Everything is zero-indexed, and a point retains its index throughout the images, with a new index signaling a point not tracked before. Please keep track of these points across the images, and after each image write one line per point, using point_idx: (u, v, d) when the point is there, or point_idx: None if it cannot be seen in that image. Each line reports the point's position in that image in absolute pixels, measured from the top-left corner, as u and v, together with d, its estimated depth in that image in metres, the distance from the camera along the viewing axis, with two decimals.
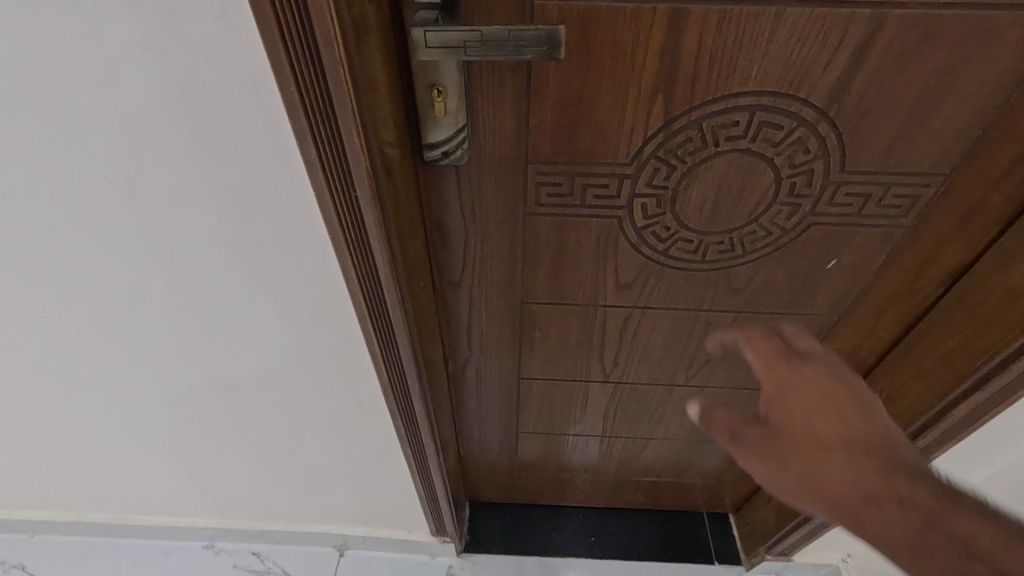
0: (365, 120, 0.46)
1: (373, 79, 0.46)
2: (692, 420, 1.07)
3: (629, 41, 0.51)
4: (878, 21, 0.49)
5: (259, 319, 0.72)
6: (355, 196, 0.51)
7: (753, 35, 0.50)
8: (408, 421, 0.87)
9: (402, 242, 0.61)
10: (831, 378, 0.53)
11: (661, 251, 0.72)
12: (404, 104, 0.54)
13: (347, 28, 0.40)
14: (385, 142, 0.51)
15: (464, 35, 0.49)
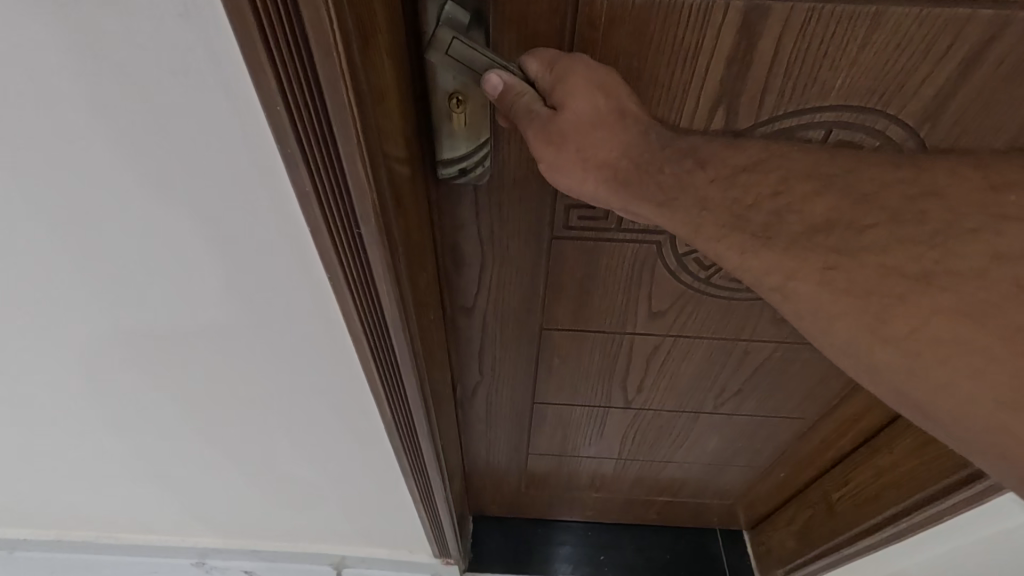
0: (371, 146, 0.37)
1: (381, 93, 0.37)
2: (716, 445, 1.00)
3: (691, 45, 0.42)
4: (1001, 25, 0.40)
5: (252, 351, 0.65)
6: (359, 233, 0.42)
7: (843, 39, 0.41)
8: (413, 456, 0.80)
9: (411, 275, 0.52)
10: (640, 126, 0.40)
11: (703, 278, 0.64)
12: (416, 116, 0.45)
13: (349, 35, 0.31)
14: (395, 165, 0.42)
15: (494, 64, 0.40)
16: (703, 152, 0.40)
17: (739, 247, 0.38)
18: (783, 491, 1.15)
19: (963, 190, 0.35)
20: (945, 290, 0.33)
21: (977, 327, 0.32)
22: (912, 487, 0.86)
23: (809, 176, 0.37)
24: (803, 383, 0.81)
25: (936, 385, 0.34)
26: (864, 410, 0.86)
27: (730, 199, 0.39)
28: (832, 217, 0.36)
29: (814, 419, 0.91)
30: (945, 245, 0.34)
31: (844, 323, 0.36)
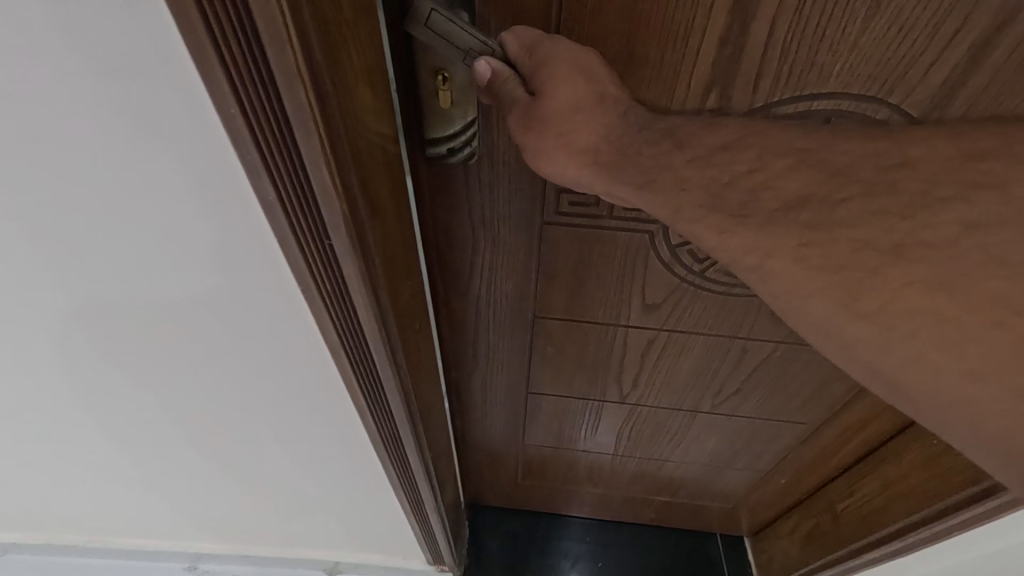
0: (341, 149, 0.30)
1: (350, 79, 0.30)
2: (714, 446, 0.98)
3: (681, 26, 0.41)
4: (1011, 9, 0.37)
5: (228, 376, 0.58)
6: (329, 245, 0.35)
7: (842, 22, 0.40)
8: (402, 472, 0.75)
9: (395, 287, 0.46)
10: (619, 104, 0.40)
11: (697, 272, 0.62)
12: (384, 97, 0.38)
13: (306, 26, 0.24)
14: (368, 160, 0.35)
15: (474, 41, 0.39)
16: (681, 134, 0.39)
17: (717, 227, 0.37)
18: (785, 497, 1.13)
19: (937, 160, 0.33)
20: (916, 260, 0.32)
21: (949, 299, 0.32)
22: (920, 502, 0.82)
23: (789, 152, 0.36)
24: (804, 388, 0.79)
25: (906, 359, 0.33)
26: (869, 419, 0.83)
27: (709, 177, 0.38)
28: (808, 193, 0.35)
29: (816, 424, 0.88)
30: (922, 217, 0.32)
31: (820, 299, 0.35)
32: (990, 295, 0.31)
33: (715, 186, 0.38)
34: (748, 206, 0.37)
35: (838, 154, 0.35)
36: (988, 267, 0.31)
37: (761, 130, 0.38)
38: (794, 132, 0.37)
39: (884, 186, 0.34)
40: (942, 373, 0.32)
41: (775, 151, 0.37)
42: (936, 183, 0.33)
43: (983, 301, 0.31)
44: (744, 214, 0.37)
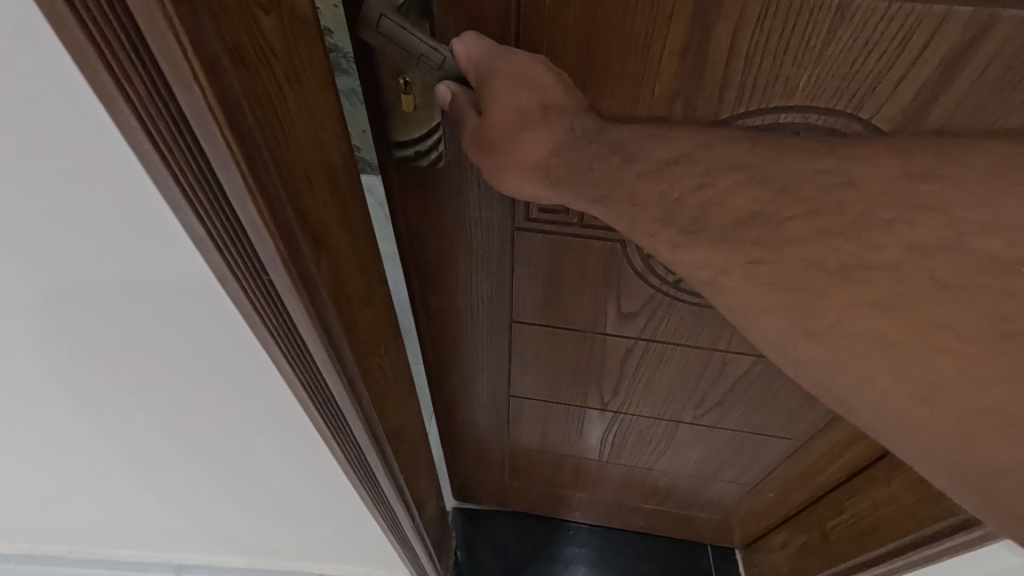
0: (270, 180, 0.28)
1: (278, 105, 0.28)
2: (699, 457, 0.97)
3: (643, 34, 0.40)
4: (984, 24, 0.36)
5: (190, 420, 0.53)
6: (268, 281, 0.32)
7: (807, 35, 0.38)
8: (386, 507, 0.71)
9: (354, 317, 0.43)
10: (574, 114, 0.40)
11: (671, 283, 0.62)
12: (330, 122, 0.35)
13: (214, 52, 0.22)
14: (308, 187, 0.33)
15: (426, 47, 0.39)
16: (632, 146, 0.39)
17: (670, 242, 0.37)
18: (775, 512, 1.11)
19: (883, 179, 0.32)
20: (860, 283, 0.31)
21: (895, 323, 0.30)
22: (909, 524, 0.80)
23: (737, 167, 0.35)
24: (788, 403, 0.77)
25: (853, 380, 0.31)
26: (856, 438, 0.81)
27: (660, 193, 0.37)
28: (755, 211, 0.34)
29: (803, 441, 0.86)
30: (866, 238, 0.31)
31: (771, 318, 0.33)
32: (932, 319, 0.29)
33: (666, 202, 0.37)
34: (699, 223, 0.36)
35: (788, 172, 0.34)
36: (931, 292, 0.29)
37: (711, 144, 0.37)
38: (744, 145, 0.36)
39: (829, 208, 0.32)
40: (885, 398, 0.30)
41: (723, 165, 0.36)
42: (882, 209, 0.31)
43: (927, 325, 0.29)
44: (696, 230, 0.36)
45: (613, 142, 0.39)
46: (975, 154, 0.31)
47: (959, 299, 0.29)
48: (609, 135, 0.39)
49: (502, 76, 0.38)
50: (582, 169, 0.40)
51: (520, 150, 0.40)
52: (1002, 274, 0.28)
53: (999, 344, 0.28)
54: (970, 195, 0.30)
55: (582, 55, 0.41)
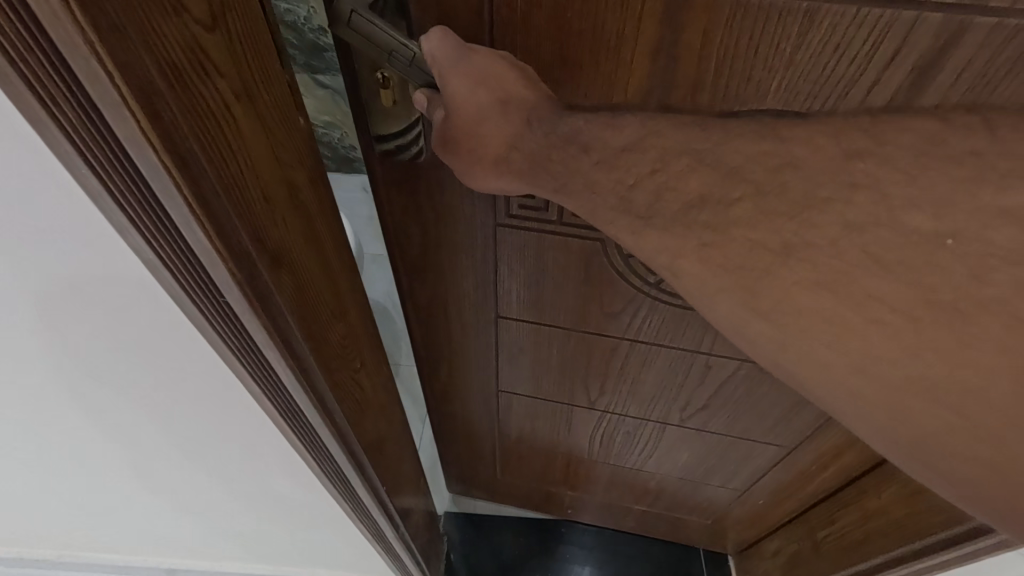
0: (218, 201, 0.28)
1: (224, 126, 0.28)
2: (686, 460, 0.97)
3: (613, 34, 0.40)
4: (956, 30, 0.35)
5: (160, 445, 0.52)
6: (224, 301, 0.32)
7: (776, 38, 0.38)
8: (371, 521, 0.70)
9: (323, 330, 0.43)
10: (538, 104, 0.40)
11: (651, 284, 0.62)
12: (286, 140, 0.35)
13: (144, 75, 0.22)
14: (264, 205, 0.32)
15: (396, 43, 0.40)
16: (587, 137, 0.39)
17: (629, 228, 0.39)
18: (766, 519, 1.10)
19: (821, 160, 0.32)
20: (801, 259, 0.33)
21: (832, 298, 0.32)
22: (897, 537, 0.79)
23: (685, 152, 0.36)
24: (775, 408, 0.77)
25: (801, 356, 0.34)
26: (843, 447, 0.80)
27: (615, 180, 0.38)
28: (705, 193, 0.35)
29: (791, 448, 0.86)
30: (805, 215, 0.32)
31: (720, 300, 0.36)
32: (870, 293, 0.31)
33: (623, 191, 0.38)
34: (654, 209, 0.37)
35: (737, 158, 0.35)
36: (865, 263, 0.31)
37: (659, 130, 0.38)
38: (698, 134, 0.37)
39: (770, 182, 0.33)
40: (830, 370, 0.33)
41: (672, 150, 0.37)
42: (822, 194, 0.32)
43: (860, 296, 0.31)
44: (651, 215, 0.37)
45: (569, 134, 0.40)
46: (907, 130, 0.32)
47: (890, 273, 0.31)
48: (570, 123, 0.40)
49: (468, 75, 0.39)
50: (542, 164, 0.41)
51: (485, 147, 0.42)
52: (925, 247, 0.30)
53: (924, 312, 0.30)
54: (898, 172, 0.31)
55: (553, 53, 0.42)
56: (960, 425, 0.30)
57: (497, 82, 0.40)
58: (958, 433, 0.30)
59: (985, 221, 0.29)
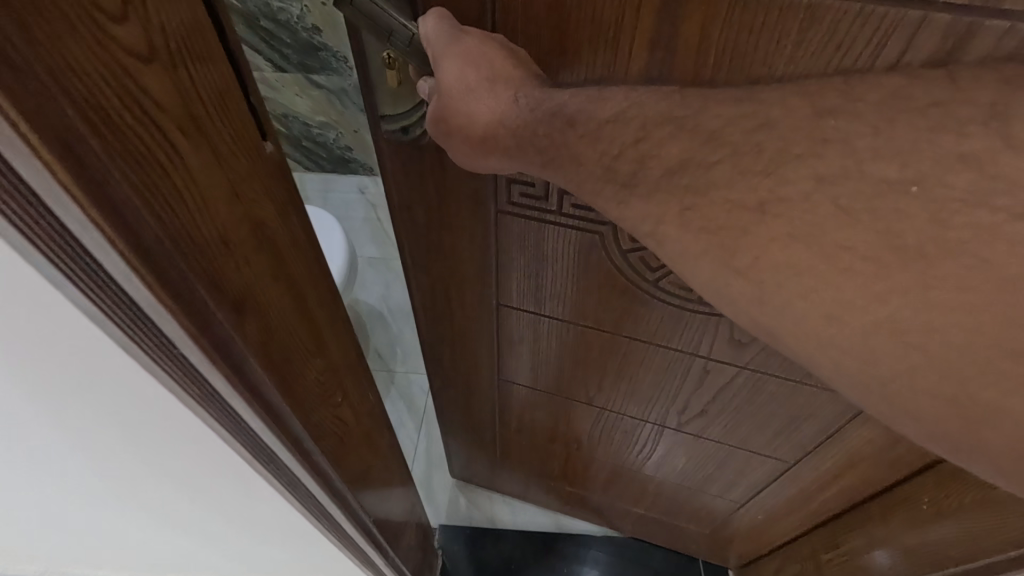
0: (158, 244, 0.28)
1: (162, 166, 0.28)
2: (685, 465, 0.95)
3: (610, 22, 0.40)
4: (964, 32, 0.33)
5: (124, 479, 0.50)
6: (177, 350, 0.32)
7: (776, 34, 0.37)
8: (355, 549, 0.68)
9: (289, 359, 0.43)
10: (526, 77, 0.42)
11: (651, 280, 0.61)
12: (246, 177, 0.35)
13: (67, 120, 0.23)
14: (217, 244, 0.33)
15: (398, 26, 0.43)
16: (570, 110, 0.39)
17: (616, 198, 0.39)
18: (767, 538, 1.06)
19: (795, 119, 0.33)
20: (777, 216, 0.32)
21: (806, 249, 0.32)
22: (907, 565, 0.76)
23: (666, 121, 0.36)
24: (777, 419, 0.75)
25: (772, 310, 0.34)
26: (847, 463, 0.77)
27: (599, 152, 0.38)
28: (686, 159, 0.35)
29: (790, 463, 0.84)
30: (780, 172, 0.32)
31: (704, 262, 0.36)
32: (843, 246, 0.31)
33: (607, 155, 0.38)
34: (637, 174, 0.37)
35: (721, 126, 0.34)
36: (841, 218, 0.31)
37: (638, 103, 0.38)
38: (682, 108, 0.36)
39: (747, 146, 0.33)
40: (799, 320, 0.33)
41: (654, 120, 0.37)
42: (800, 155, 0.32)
43: (833, 251, 0.31)
44: (635, 182, 0.37)
45: (553, 110, 0.40)
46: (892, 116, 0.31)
47: (859, 223, 0.30)
48: (557, 98, 0.40)
49: (463, 56, 0.41)
50: (533, 145, 0.41)
51: (483, 134, 0.43)
52: (893, 194, 0.30)
53: (892, 258, 0.30)
54: (868, 126, 0.31)
55: (551, 37, 0.42)
56: (920, 364, 0.30)
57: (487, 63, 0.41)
58: (920, 371, 0.30)
59: (947, 166, 0.29)
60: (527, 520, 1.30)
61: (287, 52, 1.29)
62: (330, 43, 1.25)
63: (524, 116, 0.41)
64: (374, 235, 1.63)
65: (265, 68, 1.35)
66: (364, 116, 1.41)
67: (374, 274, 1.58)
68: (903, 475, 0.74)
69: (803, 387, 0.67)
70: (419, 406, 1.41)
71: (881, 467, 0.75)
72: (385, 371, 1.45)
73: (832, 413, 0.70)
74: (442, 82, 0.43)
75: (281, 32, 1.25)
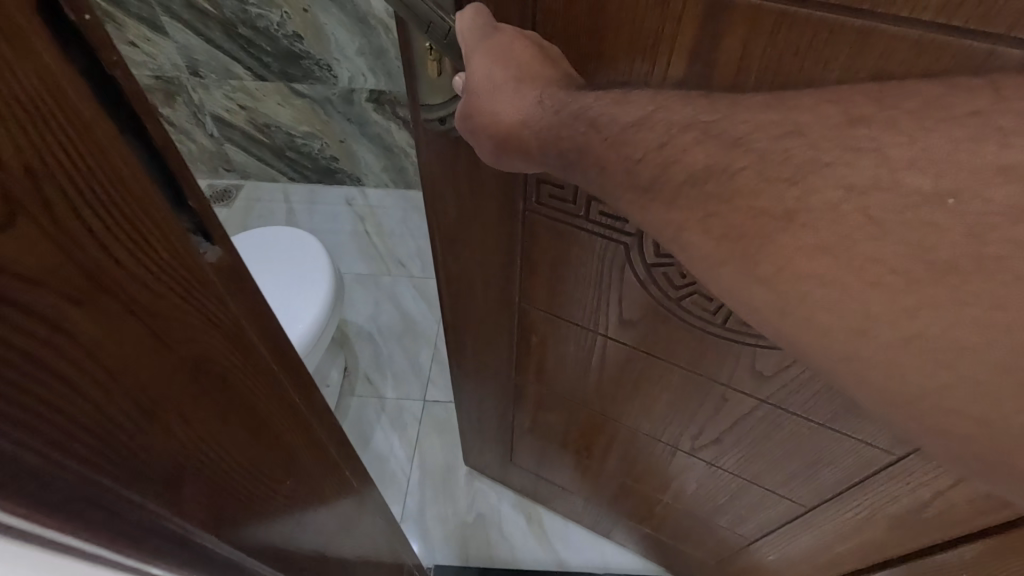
0: (55, 446, 0.27)
1: (63, 368, 0.27)
2: (696, 491, 0.92)
3: (651, 30, 0.39)
4: None
5: None
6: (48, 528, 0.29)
7: (824, 57, 0.36)
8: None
9: (218, 480, 0.41)
10: (557, 75, 0.42)
11: (673, 298, 0.60)
12: (173, 313, 0.32)
13: None
14: (137, 411, 0.32)
15: (437, 20, 0.44)
16: (595, 113, 0.39)
17: (638, 203, 0.37)
18: None
19: (828, 127, 0.31)
20: (805, 227, 0.30)
21: (831, 262, 0.30)
22: None
23: (693, 125, 0.35)
24: (798, 462, 0.72)
25: (796, 322, 0.32)
26: (868, 515, 0.73)
27: (623, 156, 0.37)
28: (711, 165, 0.33)
29: (807, 508, 0.80)
30: (808, 181, 0.30)
31: (726, 270, 0.34)
32: (870, 258, 0.29)
33: (632, 157, 0.37)
34: (661, 175, 0.36)
35: (750, 132, 0.33)
36: (868, 229, 0.29)
37: (667, 105, 0.37)
38: (711, 113, 0.35)
39: (775, 154, 0.32)
40: (825, 335, 0.31)
41: (680, 125, 0.35)
42: (829, 164, 0.30)
43: (857, 263, 0.29)
44: (658, 186, 0.36)
45: (576, 112, 0.40)
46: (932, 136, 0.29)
47: (890, 236, 0.28)
48: (584, 100, 0.40)
49: (497, 51, 0.42)
50: (554, 146, 0.41)
51: (507, 134, 0.43)
52: (926, 207, 0.28)
53: (923, 272, 0.28)
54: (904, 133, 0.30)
55: (591, 41, 0.42)
56: (954, 381, 0.28)
57: (517, 62, 0.42)
58: (953, 389, 0.28)
59: (984, 179, 0.27)
60: (525, 555, 1.25)
61: (269, 60, 1.44)
62: (312, 51, 1.39)
63: (552, 113, 0.41)
64: (361, 248, 1.69)
65: (244, 77, 1.49)
66: (349, 126, 1.56)
67: (363, 292, 1.62)
68: (928, 540, 0.70)
69: (823, 432, 0.65)
70: (409, 436, 1.39)
71: (906, 528, 0.70)
72: (375, 398, 1.45)
73: (854, 463, 0.67)
74: (470, 80, 0.44)
75: (262, 39, 1.39)
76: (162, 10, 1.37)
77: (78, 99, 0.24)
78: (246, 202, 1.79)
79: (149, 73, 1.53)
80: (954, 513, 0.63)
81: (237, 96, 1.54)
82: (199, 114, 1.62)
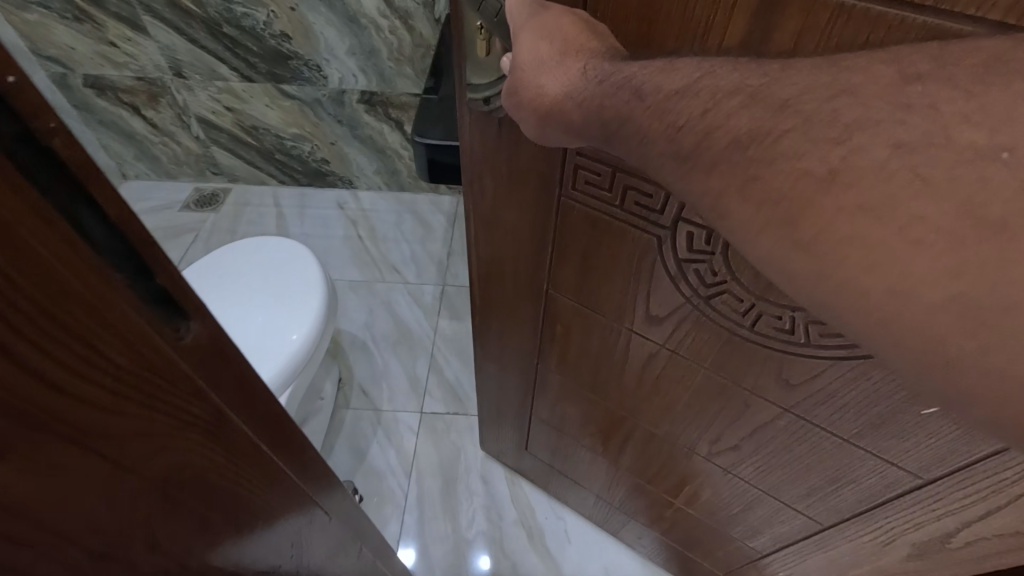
0: None
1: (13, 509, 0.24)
2: (710, 498, 0.91)
3: (702, 19, 0.39)
4: None
5: None
6: None
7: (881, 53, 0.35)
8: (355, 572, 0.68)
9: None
10: (601, 46, 0.42)
11: (703, 296, 0.59)
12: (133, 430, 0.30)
13: None
14: (92, 539, 0.29)
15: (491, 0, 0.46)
16: (640, 81, 0.38)
17: (678, 172, 0.37)
18: None
19: (881, 88, 0.30)
20: (850, 187, 0.29)
21: (875, 222, 0.29)
22: None
23: (739, 90, 0.34)
24: (819, 478, 0.70)
25: (832, 286, 0.31)
26: (887, 540, 0.71)
27: (666, 122, 0.37)
28: (756, 128, 0.33)
29: (823, 527, 0.78)
30: (856, 140, 0.30)
31: (767, 237, 0.33)
32: (920, 217, 0.28)
33: (674, 124, 0.37)
34: (703, 143, 0.35)
35: (799, 95, 0.32)
36: (915, 187, 0.28)
37: (713, 71, 0.36)
38: (759, 76, 0.34)
39: (822, 116, 0.31)
40: (864, 297, 0.30)
41: (726, 90, 0.35)
42: (880, 121, 0.30)
43: (907, 222, 0.28)
44: (698, 155, 0.36)
45: (621, 83, 0.39)
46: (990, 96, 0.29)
47: (938, 193, 0.28)
48: (631, 65, 0.40)
49: (545, 27, 0.43)
50: (597, 120, 0.41)
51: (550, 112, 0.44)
52: (980, 161, 0.28)
53: (970, 231, 0.27)
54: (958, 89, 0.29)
55: (641, 25, 0.42)
56: (994, 343, 0.27)
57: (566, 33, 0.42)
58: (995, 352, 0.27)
59: None
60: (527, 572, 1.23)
61: (256, 60, 1.49)
62: (301, 51, 1.45)
63: (596, 85, 0.41)
64: (354, 254, 1.74)
65: (231, 80, 1.54)
66: (340, 127, 1.64)
67: (356, 299, 1.65)
68: (951, 568, 0.67)
69: (850, 448, 0.63)
70: (407, 450, 1.39)
71: (929, 557, 0.68)
72: (371, 411, 1.45)
73: (877, 484, 0.65)
74: (513, 64, 0.45)
75: (250, 40, 1.44)
76: (143, 9, 1.39)
77: (25, 217, 0.21)
78: (235, 206, 1.84)
79: (131, 73, 1.56)
80: (982, 542, 0.60)
81: (223, 97, 1.59)
82: (184, 115, 1.67)
